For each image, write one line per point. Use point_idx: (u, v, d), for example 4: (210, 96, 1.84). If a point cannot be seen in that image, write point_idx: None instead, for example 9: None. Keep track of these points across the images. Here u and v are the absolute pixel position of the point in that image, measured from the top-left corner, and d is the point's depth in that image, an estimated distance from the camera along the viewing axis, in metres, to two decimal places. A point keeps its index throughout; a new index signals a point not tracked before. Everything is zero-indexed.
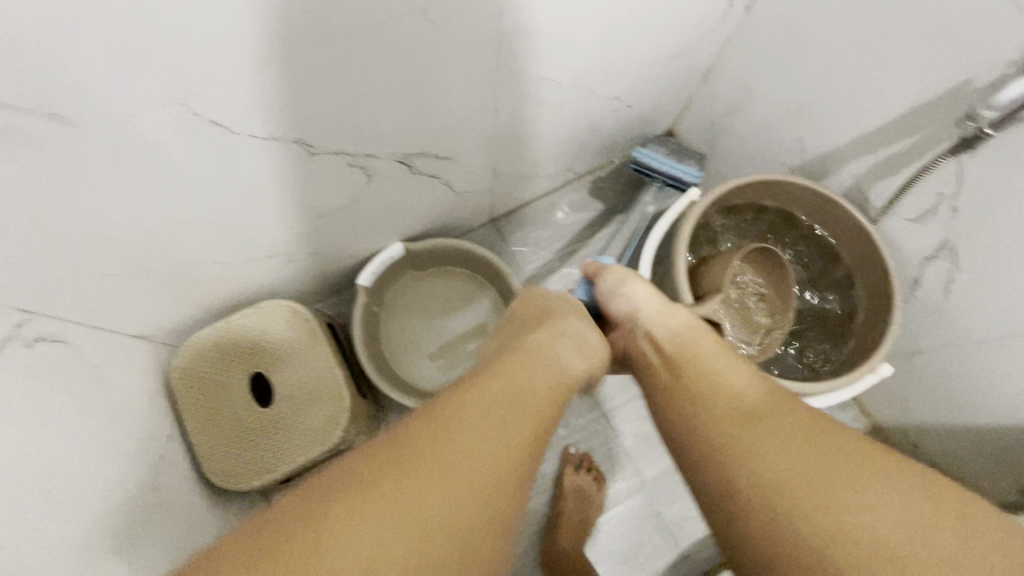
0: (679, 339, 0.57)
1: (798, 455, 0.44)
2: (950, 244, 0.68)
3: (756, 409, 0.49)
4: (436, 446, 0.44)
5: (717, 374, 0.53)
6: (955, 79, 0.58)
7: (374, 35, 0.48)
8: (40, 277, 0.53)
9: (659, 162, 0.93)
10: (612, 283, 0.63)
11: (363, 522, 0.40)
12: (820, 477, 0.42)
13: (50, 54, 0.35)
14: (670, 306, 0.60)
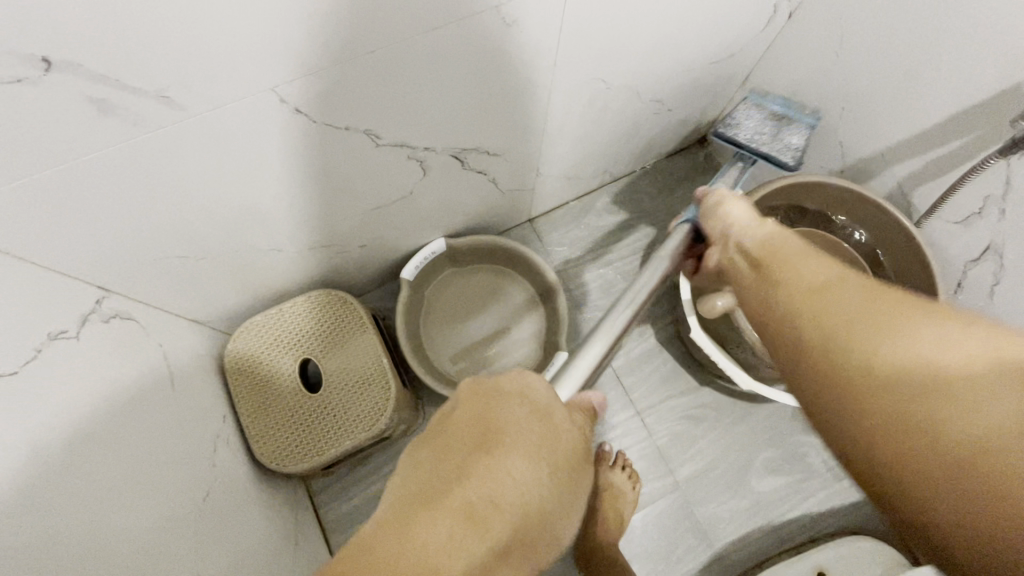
0: (763, 246, 0.50)
1: (898, 373, 0.35)
2: (997, 247, 0.68)
3: (828, 283, 0.43)
4: (471, 476, 0.44)
5: (783, 265, 0.46)
6: (1007, 82, 0.59)
7: (448, 32, 0.51)
8: (123, 257, 0.56)
9: (749, 136, 0.78)
10: (713, 200, 0.58)
11: (421, 550, 0.37)
12: (888, 321, 0.38)
13: (170, 41, 0.38)
14: (760, 219, 0.54)
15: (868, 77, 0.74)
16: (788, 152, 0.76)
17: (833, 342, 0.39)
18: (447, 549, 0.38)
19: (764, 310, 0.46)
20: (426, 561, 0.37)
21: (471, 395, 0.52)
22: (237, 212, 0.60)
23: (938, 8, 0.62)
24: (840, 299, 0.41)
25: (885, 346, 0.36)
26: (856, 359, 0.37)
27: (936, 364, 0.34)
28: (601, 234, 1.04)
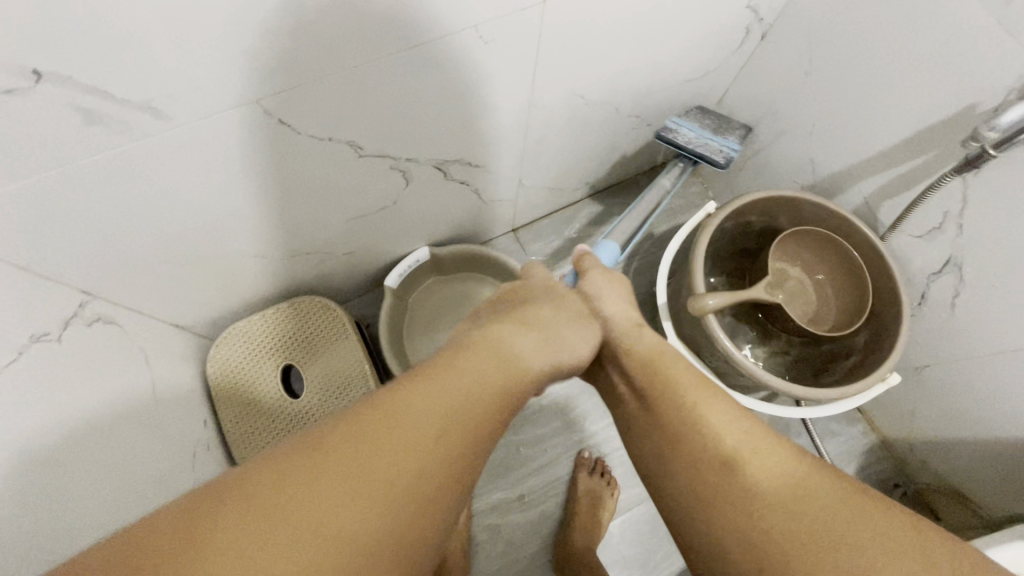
0: (649, 356, 0.56)
1: (772, 514, 0.41)
2: (956, 260, 0.71)
3: (746, 454, 0.45)
4: (494, 335, 0.50)
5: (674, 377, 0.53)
6: (960, 104, 0.62)
7: (427, 48, 0.53)
8: (107, 262, 0.57)
9: (686, 139, 0.86)
10: (594, 289, 0.63)
11: (452, 379, 0.43)
12: (759, 462, 0.44)
13: (157, 53, 0.40)
14: (635, 325, 0.60)
15: (834, 97, 0.78)
16: (720, 153, 0.86)
17: (712, 496, 0.44)
18: (474, 382, 0.44)
19: (659, 455, 0.50)
20: (456, 388, 0.43)
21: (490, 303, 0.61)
22: (221, 218, 0.62)
23: (897, 33, 0.65)
24: (754, 458, 0.45)
25: (751, 490, 0.43)
26: (735, 511, 0.43)
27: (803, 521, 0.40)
28: (582, 245, 1.06)
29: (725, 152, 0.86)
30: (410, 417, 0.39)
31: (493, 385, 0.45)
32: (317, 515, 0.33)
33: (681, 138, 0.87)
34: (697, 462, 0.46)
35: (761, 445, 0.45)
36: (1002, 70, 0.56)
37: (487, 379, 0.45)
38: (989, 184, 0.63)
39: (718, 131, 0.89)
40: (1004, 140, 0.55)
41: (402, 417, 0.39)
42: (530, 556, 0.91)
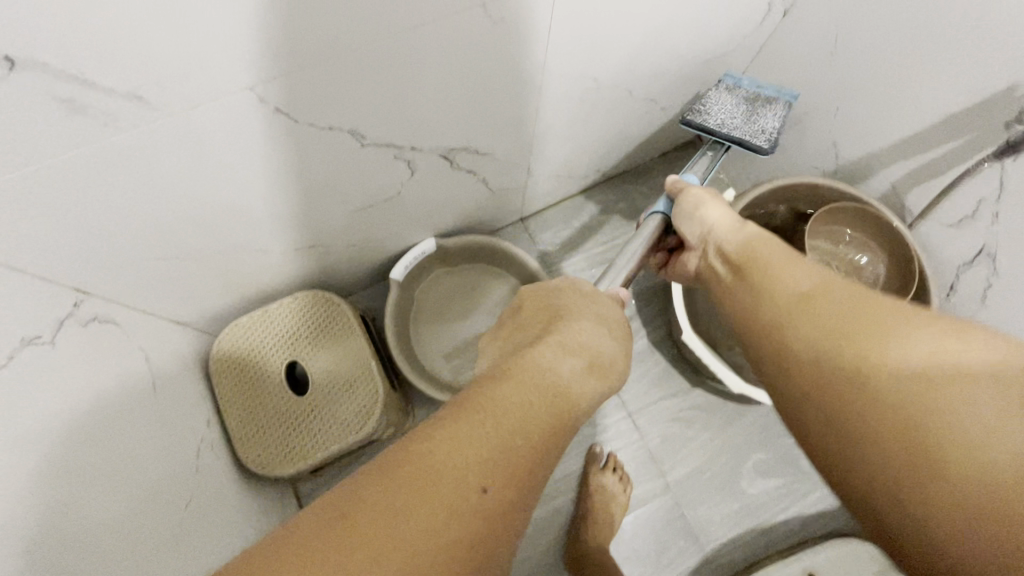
0: (744, 246, 0.52)
1: (884, 409, 0.36)
2: (990, 250, 0.68)
3: (815, 289, 0.44)
4: (560, 329, 0.49)
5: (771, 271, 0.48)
6: (1002, 84, 0.58)
7: (434, 29, 0.50)
8: (100, 259, 0.55)
9: (717, 122, 0.73)
10: (693, 198, 0.58)
11: (528, 374, 0.44)
12: (868, 335, 0.39)
13: (139, 37, 0.37)
14: (743, 226, 0.53)
15: (862, 78, 0.74)
16: (762, 136, 0.71)
17: (845, 389, 0.38)
18: (554, 373, 0.45)
19: (748, 320, 0.48)
20: (543, 385, 0.44)
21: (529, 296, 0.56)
22: (219, 212, 0.59)
23: (933, 8, 0.61)
24: (829, 312, 0.42)
25: (884, 388, 0.37)
26: (868, 399, 0.37)
27: (934, 408, 0.35)
28: (593, 234, 1.03)
29: (768, 135, 0.71)
30: (506, 408, 0.41)
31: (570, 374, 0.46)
32: (450, 488, 0.35)
33: (712, 120, 0.74)
34: (807, 360, 0.42)
35: (882, 317, 0.40)
36: None
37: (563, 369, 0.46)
38: None
39: (761, 105, 0.75)
40: None
41: (494, 413, 0.40)
42: (541, 552, 0.90)
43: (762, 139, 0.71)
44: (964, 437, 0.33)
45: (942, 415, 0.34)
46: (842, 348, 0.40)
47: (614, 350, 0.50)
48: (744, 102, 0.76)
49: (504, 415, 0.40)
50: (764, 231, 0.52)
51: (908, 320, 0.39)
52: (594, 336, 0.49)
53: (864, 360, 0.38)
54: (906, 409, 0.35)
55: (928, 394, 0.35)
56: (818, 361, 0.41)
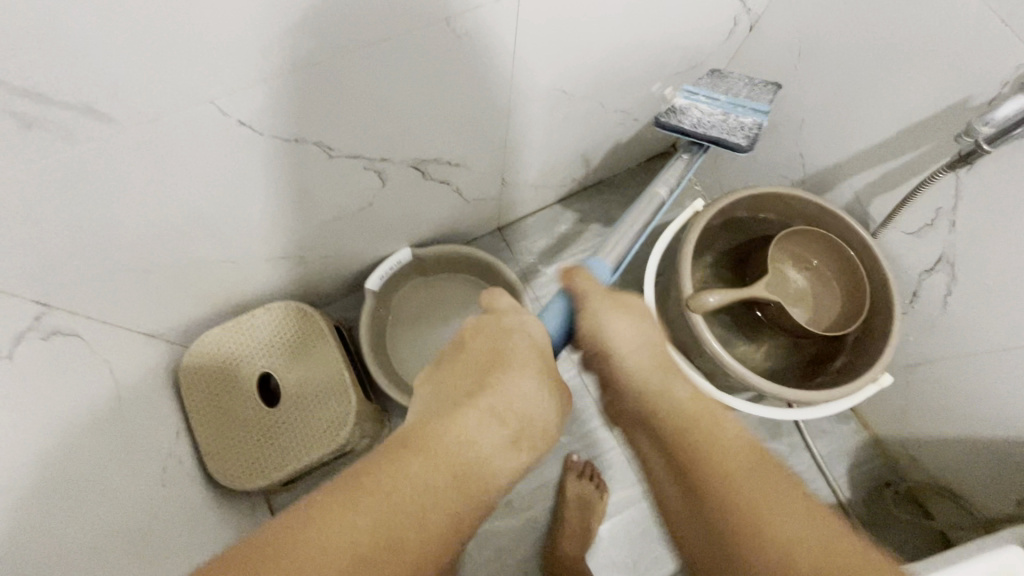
0: (680, 413, 0.48)
1: (768, 524, 0.39)
2: (948, 258, 0.70)
3: (729, 465, 0.43)
4: (490, 391, 0.46)
5: (712, 441, 0.45)
6: (954, 98, 0.60)
7: (399, 42, 0.50)
8: (61, 271, 0.54)
9: (692, 123, 0.70)
10: (597, 316, 0.56)
11: (453, 446, 0.42)
12: (734, 500, 0.41)
13: (95, 50, 0.37)
14: (655, 348, 0.54)
15: (823, 90, 0.76)
16: (740, 132, 0.68)
17: (717, 488, 0.42)
18: (472, 451, 0.42)
19: (689, 543, 0.43)
20: (456, 463, 0.41)
21: (475, 329, 0.51)
22: (186, 224, 0.59)
23: (889, 23, 0.63)
24: (744, 484, 0.42)
25: (764, 545, 0.39)
26: (726, 522, 0.41)
27: (805, 537, 0.39)
28: (569, 243, 1.04)
29: (747, 130, 0.69)
30: (422, 478, 0.39)
31: (490, 450, 0.43)
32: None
33: (687, 121, 0.71)
34: (724, 515, 0.41)
35: (778, 501, 0.41)
36: (998, 63, 0.55)
37: (488, 441, 0.43)
38: (983, 179, 0.61)
39: (745, 92, 0.73)
40: (999, 134, 0.53)
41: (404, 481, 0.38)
42: (518, 561, 0.90)
43: (739, 136, 0.68)
44: (812, 551, 0.38)
45: (775, 564, 0.38)
46: (736, 500, 0.41)
47: (543, 413, 0.48)
48: (725, 92, 0.74)
49: (417, 486, 0.38)
50: (680, 378, 0.52)
51: (762, 473, 0.43)
52: (528, 399, 0.47)
53: (727, 483, 0.42)
54: (781, 538, 0.39)
55: (790, 505, 0.40)
56: (698, 532, 0.42)
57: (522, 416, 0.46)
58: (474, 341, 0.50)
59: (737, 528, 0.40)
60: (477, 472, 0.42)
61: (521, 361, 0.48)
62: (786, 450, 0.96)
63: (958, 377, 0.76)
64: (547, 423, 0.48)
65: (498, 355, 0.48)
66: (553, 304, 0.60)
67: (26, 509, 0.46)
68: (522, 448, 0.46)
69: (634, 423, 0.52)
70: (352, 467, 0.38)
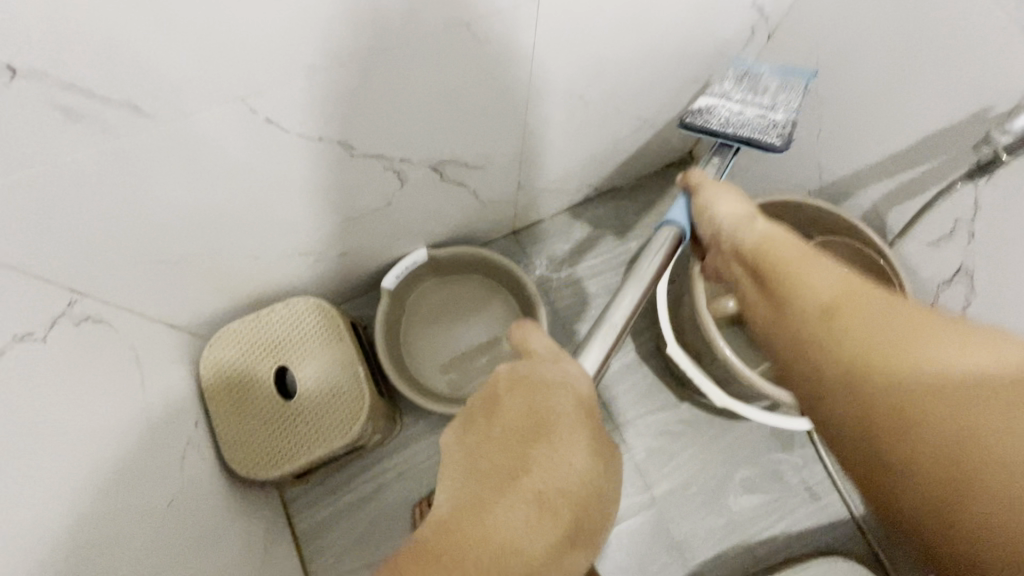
0: (760, 241, 0.49)
1: (928, 420, 0.34)
2: (968, 269, 0.69)
3: (864, 357, 0.38)
4: (535, 470, 0.46)
5: (802, 278, 0.44)
6: (973, 108, 0.60)
7: (423, 44, 0.52)
8: (95, 260, 0.57)
9: (720, 123, 0.68)
10: (705, 194, 0.56)
11: (502, 534, 0.43)
12: (872, 323, 0.39)
13: (134, 48, 0.39)
14: (750, 218, 0.52)
15: (840, 99, 0.76)
16: (773, 131, 0.66)
17: (857, 413, 0.38)
18: (528, 538, 0.43)
19: (807, 374, 0.41)
20: (510, 555, 0.42)
21: (510, 388, 0.51)
22: (213, 217, 0.61)
23: (909, 32, 0.63)
24: (852, 319, 0.40)
25: (859, 324, 0.39)
26: (836, 332, 0.40)
27: (960, 396, 0.34)
28: (584, 249, 1.05)
29: (781, 129, 0.66)
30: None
31: (545, 540, 0.44)
32: None
33: (714, 122, 0.70)
34: (819, 362, 0.40)
35: (868, 299, 0.41)
36: (1018, 72, 0.55)
37: (539, 529, 0.44)
38: (1003, 189, 0.61)
39: (773, 94, 0.71)
40: (1018, 144, 0.53)
41: (463, 563, 0.40)
42: None
43: (774, 135, 0.65)
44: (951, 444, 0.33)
45: (937, 488, 0.33)
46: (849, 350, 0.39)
47: (590, 486, 0.47)
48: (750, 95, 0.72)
49: None
50: (779, 228, 0.50)
51: (899, 305, 0.40)
52: (575, 473, 0.47)
53: (842, 313, 0.40)
54: (948, 413, 0.34)
55: (941, 407, 0.34)
56: (840, 365, 0.39)
57: (570, 496, 0.46)
58: (508, 409, 0.50)
59: (882, 407, 0.36)
60: (533, 563, 0.43)
61: (569, 430, 0.48)
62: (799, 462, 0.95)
63: None
64: (597, 497, 0.48)
65: (541, 422, 0.48)
66: (678, 203, 0.63)
67: (56, 477, 0.48)
68: (576, 530, 0.46)
69: (733, 268, 0.52)
70: (400, 560, 0.40)
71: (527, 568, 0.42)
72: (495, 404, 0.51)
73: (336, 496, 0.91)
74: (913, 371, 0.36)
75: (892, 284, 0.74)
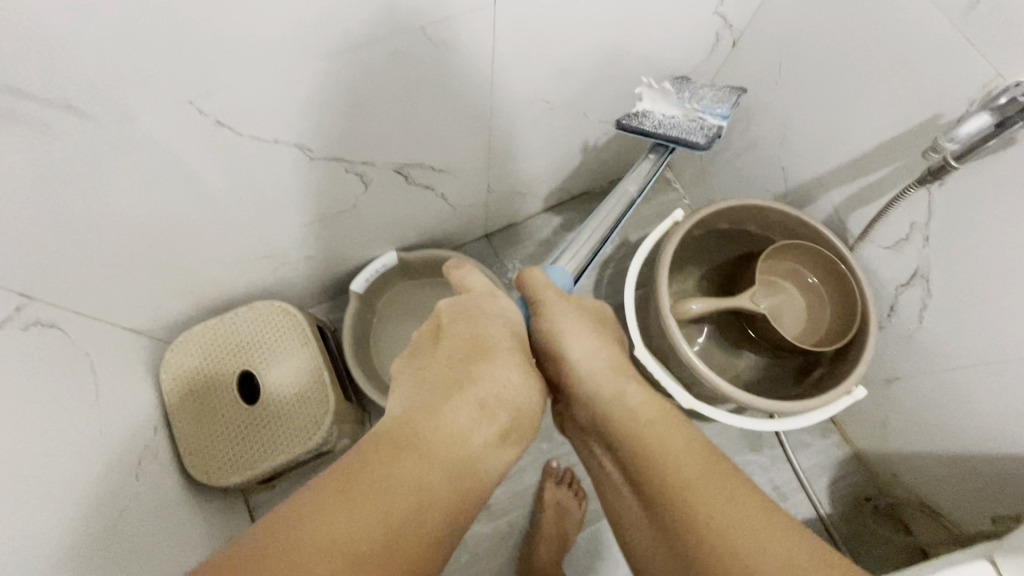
0: (631, 424, 0.49)
1: (722, 560, 0.38)
2: (923, 273, 0.70)
3: (723, 527, 0.39)
4: (482, 377, 0.47)
5: (656, 437, 0.47)
6: (925, 115, 0.61)
7: (379, 48, 0.52)
8: (43, 264, 0.55)
9: (652, 125, 0.71)
10: (562, 323, 0.55)
11: (448, 430, 0.43)
12: (700, 496, 0.42)
13: (72, 49, 0.38)
14: (611, 370, 0.54)
15: (801, 106, 0.77)
16: (699, 133, 0.68)
17: (705, 568, 0.38)
18: (473, 437, 0.44)
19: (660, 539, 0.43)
20: (457, 452, 0.42)
21: (455, 316, 0.52)
22: (168, 220, 0.60)
23: (864, 41, 0.64)
24: (686, 475, 0.44)
25: (642, 445, 0.48)
26: (706, 522, 0.40)
27: (754, 537, 0.38)
28: (555, 252, 1.05)
29: (707, 131, 0.69)
30: (422, 465, 0.39)
31: (484, 439, 0.45)
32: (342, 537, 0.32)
33: (648, 123, 0.72)
34: (688, 536, 0.40)
35: (698, 456, 0.45)
36: (967, 80, 0.56)
37: (480, 432, 0.45)
38: (954, 195, 0.62)
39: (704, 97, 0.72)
40: (965, 151, 0.54)
41: (419, 447, 0.40)
42: (493, 566, 0.90)
43: (699, 136, 0.68)
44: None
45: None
46: (707, 510, 0.41)
47: (524, 399, 0.50)
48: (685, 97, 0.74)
49: (418, 471, 0.39)
50: (638, 387, 0.53)
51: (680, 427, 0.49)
52: (514, 385, 0.49)
53: (660, 451, 0.46)
54: (720, 535, 0.39)
55: (759, 533, 0.38)
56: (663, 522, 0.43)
57: (508, 406, 0.48)
58: (454, 333, 0.50)
59: (683, 526, 0.41)
60: (476, 462, 0.43)
61: (508, 351, 0.50)
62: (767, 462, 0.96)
63: (934, 392, 0.76)
64: (527, 412, 0.50)
65: (484, 340, 0.50)
66: (558, 273, 0.62)
67: (5, 486, 0.47)
68: (507, 438, 0.48)
69: (592, 436, 0.54)
70: (353, 453, 0.38)
71: (468, 462, 0.43)
72: (441, 328, 0.52)
73: None
74: (693, 490, 0.42)
75: (854, 285, 0.76)
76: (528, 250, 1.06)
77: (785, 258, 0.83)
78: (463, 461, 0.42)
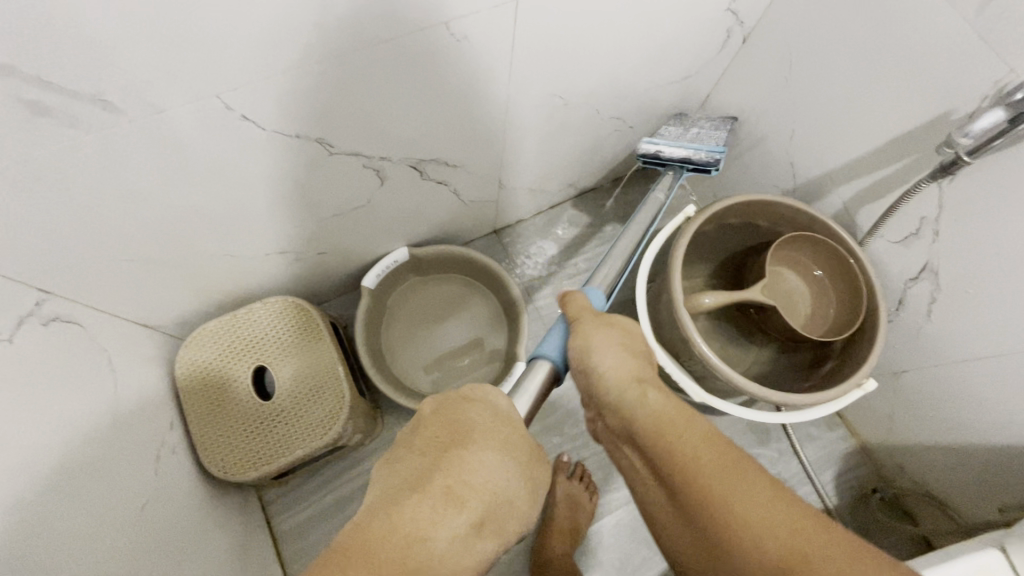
0: (654, 423, 0.47)
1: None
2: (932, 266, 0.71)
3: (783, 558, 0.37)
4: (461, 464, 0.45)
5: (727, 496, 0.41)
6: (936, 112, 0.62)
7: (400, 45, 0.52)
8: (65, 260, 0.56)
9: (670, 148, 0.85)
10: (581, 343, 0.55)
11: (421, 521, 0.40)
12: (721, 479, 0.42)
13: (102, 41, 0.38)
14: (635, 379, 0.51)
15: (811, 103, 0.78)
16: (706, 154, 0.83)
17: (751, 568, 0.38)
18: (447, 529, 0.41)
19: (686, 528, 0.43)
20: (429, 551, 0.39)
21: (443, 403, 0.52)
22: (189, 216, 0.60)
23: (875, 37, 0.65)
24: (730, 488, 0.41)
25: (716, 507, 0.40)
26: (730, 524, 0.39)
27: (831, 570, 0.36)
28: (564, 248, 1.06)
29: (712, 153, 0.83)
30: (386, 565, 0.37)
31: (461, 533, 0.42)
32: None
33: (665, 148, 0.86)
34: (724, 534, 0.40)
35: (732, 468, 0.42)
36: (978, 77, 0.57)
37: (454, 525, 0.42)
38: (963, 191, 0.63)
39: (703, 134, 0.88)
40: (978, 147, 0.55)
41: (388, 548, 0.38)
42: (507, 560, 0.90)
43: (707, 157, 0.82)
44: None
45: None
46: (743, 515, 0.39)
47: (508, 493, 0.46)
48: (684, 134, 0.89)
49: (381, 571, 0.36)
50: (666, 400, 0.49)
51: (751, 468, 0.42)
52: (496, 476, 0.46)
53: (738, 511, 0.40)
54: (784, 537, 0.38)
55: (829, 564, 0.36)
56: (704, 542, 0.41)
57: (490, 500, 0.45)
58: (440, 418, 0.50)
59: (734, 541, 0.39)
60: (446, 568, 0.39)
61: (488, 436, 0.49)
62: (775, 455, 0.98)
63: (943, 384, 0.77)
64: (509, 508, 0.46)
65: (467, 428, 0.49)
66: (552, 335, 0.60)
67: (24, 480, 0.46)
68: (485, 538, 0.43)
69: (622, 439, 0.51)
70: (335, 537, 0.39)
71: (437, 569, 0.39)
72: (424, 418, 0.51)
73: (318, 497, 0.90)
74: (737, 508, 0.40)
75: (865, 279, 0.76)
76: (537, 245, 1.06)
77: (796, 252, 0.83)
78: (434, 564, 0.39)
